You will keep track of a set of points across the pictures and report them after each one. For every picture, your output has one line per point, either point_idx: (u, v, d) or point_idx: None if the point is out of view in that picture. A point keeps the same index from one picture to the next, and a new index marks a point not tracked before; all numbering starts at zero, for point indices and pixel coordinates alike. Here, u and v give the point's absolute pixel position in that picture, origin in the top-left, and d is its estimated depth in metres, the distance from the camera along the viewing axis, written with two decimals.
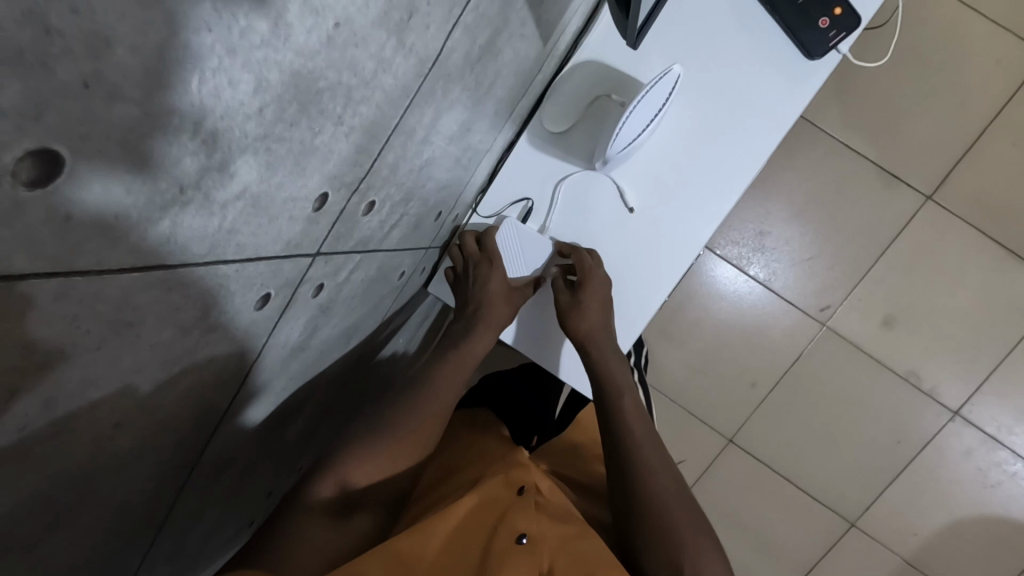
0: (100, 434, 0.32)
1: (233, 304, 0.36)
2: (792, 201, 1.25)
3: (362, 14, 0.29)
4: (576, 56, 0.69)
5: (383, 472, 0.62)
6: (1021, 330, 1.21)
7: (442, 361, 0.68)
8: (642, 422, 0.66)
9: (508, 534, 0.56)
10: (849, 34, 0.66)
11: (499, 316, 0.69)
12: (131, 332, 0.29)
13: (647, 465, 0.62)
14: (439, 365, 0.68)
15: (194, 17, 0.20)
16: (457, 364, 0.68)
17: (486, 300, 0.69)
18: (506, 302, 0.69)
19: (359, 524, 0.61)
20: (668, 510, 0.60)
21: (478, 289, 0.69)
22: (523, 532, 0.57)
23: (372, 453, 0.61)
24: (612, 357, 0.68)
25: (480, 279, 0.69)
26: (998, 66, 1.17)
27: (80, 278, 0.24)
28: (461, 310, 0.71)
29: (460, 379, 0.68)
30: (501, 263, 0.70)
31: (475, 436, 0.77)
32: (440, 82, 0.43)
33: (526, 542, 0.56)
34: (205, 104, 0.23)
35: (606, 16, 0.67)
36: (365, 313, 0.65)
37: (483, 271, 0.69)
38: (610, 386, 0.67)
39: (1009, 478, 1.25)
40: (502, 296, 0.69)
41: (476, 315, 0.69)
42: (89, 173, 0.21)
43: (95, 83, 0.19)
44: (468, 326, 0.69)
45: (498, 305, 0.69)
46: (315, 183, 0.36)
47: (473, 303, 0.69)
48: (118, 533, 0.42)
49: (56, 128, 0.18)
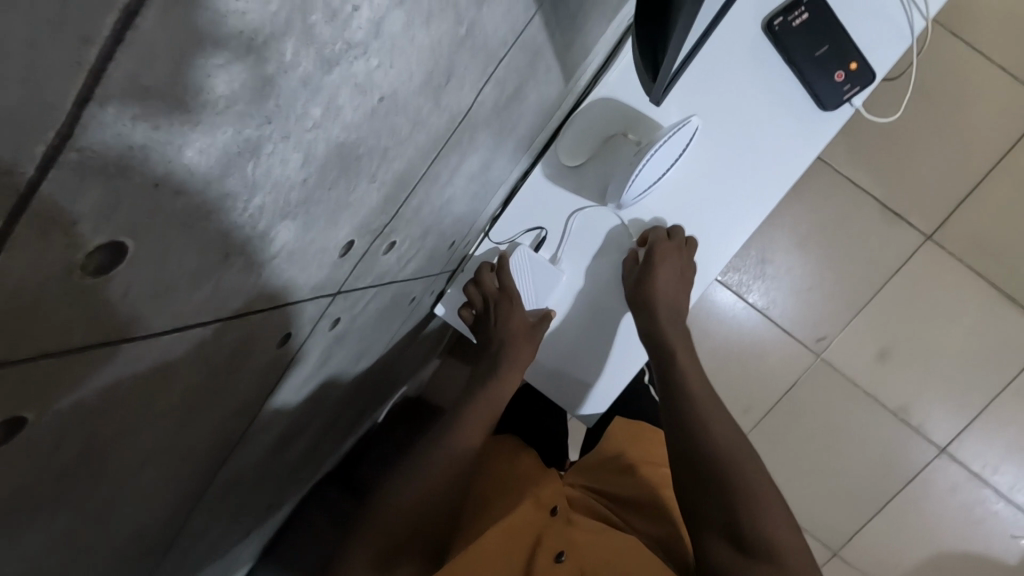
0: (126, 473, 0.33)
1: (259, 346, 0.37)
2: (795, 233, 1.27)
3: (405, 86, 0.30)
4: (595, 92, 0.70)
5: (424, 504, 0.65)
6: (1011, 372, 1.23)
7: (477, 394, 0.73)
8: (705, 388, 0.69)
9: (549, 551, 0.62)
10: (863, 89, 0.67)
11: (524, 355, 0.73)
12: (165, 382, 0.29)
13: (708, 433, 0.65)
14: (474, 399, 0.73)
15: (258, 115, 0.21)
16: (487, 402, 0.73)
17: (508, 340, 0.72)
18: (528, 341, 0.73)
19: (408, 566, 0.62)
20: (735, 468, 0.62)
21: (502, 332, 0.72)
22: (559, 550, 0.62)
23: (422, 481, 0.66)
24: (671, 330, 0.70)
25: (502, 318, 0.73)
26: (1006, 112, 1.19)
27: (129, 344, 0.24)
28: (485, 349, 0.75)
29: (494, 411, 0.73)
30: (519, 298, 0.73)
31: (510, 457, 0.82)
32: (467, 131, 0.44)
33: (562, 559, 0.61)
34: (257, 183, 0.24)
35: (627, 55, 0.68)
36: (378, 337, 0.67)
37: (506, 310, 0.72)
38: (672, 360, 0.70)
39: (991, 515, 1.27)
40: (525, 338, 0.73)
41: (503, 354, 0.72)
42: (148, 256, 0.21)
43: (165, 182, 0.20)
44: (493, 365, 0.74)
45: (522, 345, 0.72)
46: (345, 232, 0.36)
47: (496, 342, 0.73)
48: (129, 558, 0.43)
49: (123, 223, 0.19)
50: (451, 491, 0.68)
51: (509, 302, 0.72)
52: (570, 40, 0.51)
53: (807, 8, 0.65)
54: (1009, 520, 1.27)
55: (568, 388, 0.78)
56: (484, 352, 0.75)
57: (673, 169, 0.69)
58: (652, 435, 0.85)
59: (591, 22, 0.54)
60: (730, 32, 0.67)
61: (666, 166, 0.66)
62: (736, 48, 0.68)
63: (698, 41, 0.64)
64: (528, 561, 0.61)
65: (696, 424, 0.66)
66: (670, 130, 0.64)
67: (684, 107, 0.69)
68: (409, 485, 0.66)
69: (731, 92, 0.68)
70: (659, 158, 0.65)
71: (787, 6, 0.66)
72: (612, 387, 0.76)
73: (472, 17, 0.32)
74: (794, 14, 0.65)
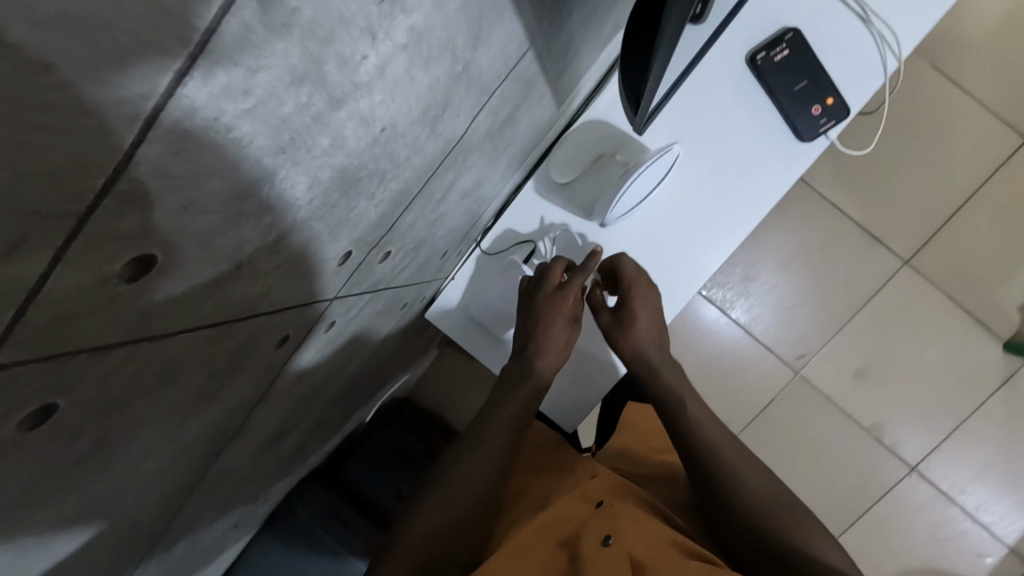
0: (133, 461, 0.35)
1: (258, 346, 0.40)
2: (779, 253, 1.31)
3: (404, 118, 0.33)
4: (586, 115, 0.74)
5: (458, 515, 0.62)
6: (980, 397, 1.28)
7: (496, 405, 0.68)
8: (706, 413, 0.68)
9: (594, 537, 0.57)
10: (838, 123, 0.71)
11: (554, 358, 0.69)
12: (174, 377, 0.32)
13: (724, 461, 0.64)
14: (495, 413, 0.67)
15: (273, 148, 0.24)
16: (524, 398, 0.67)
17: (545, 343, 0.68)
18: (561, 344, 0.69)
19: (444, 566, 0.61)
20: (749, 496, 0.62)
21: (540, 327, 0.68)
22: (607, 534, 0.57)
23: (455, 489, 0.63)
24: (663, 368, 0.71)
25: (543, 312, 0.68)
26: (982, 145, 1.24)
27: (148, 342, 0.27)
28: (517, 351, 0.70)
29: (519, 421, 0.67)
30: (569, 300, 0.68)
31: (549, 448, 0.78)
32: (462, 153, 0.47)
33: (610, 543, 0.55)
34: (267, 204, 0.27)
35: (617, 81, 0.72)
36: (385, 300, 0.62)
37: (550, 305, 0.68)
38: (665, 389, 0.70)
39: (958, 535, 1.30)
40: (560, 342, 0.69)
41: (534, 360, 0.68)
42: (170, 267, 0.24)
43: (192, 205, 0.23)
44: (523, 369, 0.68)
45: (554, 347, 0.68)
46: (344, 244, 0.39)
47: (531, 343, 0.68)
48: (124, 543, 0.45)
49: (153, 240, 0.22)
50: (482, 505, 0.64)
51: (561, 301, 0.68)
52: (562, 70, 0.55)
53: (788, 45, 0.69)
54: (976, 540, 1.30)
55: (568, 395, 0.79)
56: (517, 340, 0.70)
57: (656, 191, 0.73)
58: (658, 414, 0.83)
59: (582, 55, 0.57)
60: (715, 65, 0.72)
61: (649, 188, 0.69)
62: (719, 80, 0.72)
63: (684, 73, 0.68)
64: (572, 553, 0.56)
65: (706, 452, 0.65)
66: (654, 154, 0.68)
67: (669, 133, 0.73)
68: (431, 508, 0.62)
69: (714, 122, 0.72)
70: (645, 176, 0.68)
71: (770, 42, 0.70)
72: (591, 398, 0.79)
73: (468, 57, 0.35)
74: (776, 49, 0.69)
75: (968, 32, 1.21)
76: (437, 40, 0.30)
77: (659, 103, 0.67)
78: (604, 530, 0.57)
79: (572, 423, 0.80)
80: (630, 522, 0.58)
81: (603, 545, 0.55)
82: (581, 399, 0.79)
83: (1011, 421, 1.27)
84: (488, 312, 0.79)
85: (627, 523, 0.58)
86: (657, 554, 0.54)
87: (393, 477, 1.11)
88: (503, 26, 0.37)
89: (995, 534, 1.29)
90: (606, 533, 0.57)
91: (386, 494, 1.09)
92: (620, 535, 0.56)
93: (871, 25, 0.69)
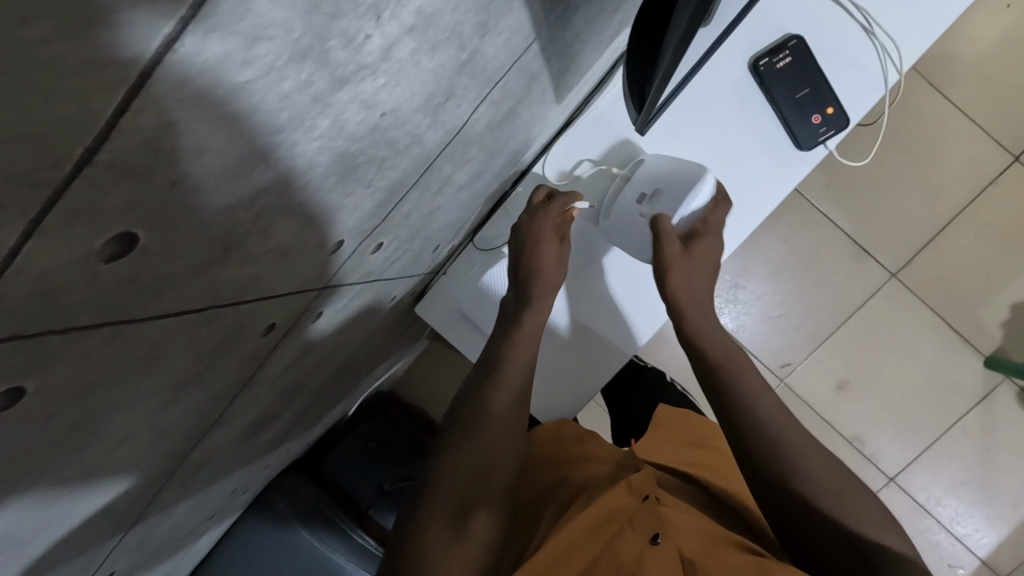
0: (107, 446, 0.34)
1: (245, 333, 0.38)
2: (769, 261, 1.32)
3: (407, 104, 0.32)
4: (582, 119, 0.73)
5: (480, 456, 0.59)
6: (958, 412, 1.29)
7: (502, 338, 0.66)
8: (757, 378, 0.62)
9: (642, 535, 0.54)
10: (836, 133, 0.71)
11: (550, 274, 0.68)
12: (155, 362, 0.31)
13: (779, 432, 0.57)
14: (487, 392, 0.62)
15: (267, 129, 0.23)
16: (526, 338, 0.66)
17: (536, 265, 0.68)
18: (554, 259, 0.68)
19: (481, 527, 0.56)
20: (804, 470, 0.55)
21: (527, 250, 0.68)
22: (655, 532, 0.54)
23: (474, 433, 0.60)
24: (706, 325, 0.66)
25: (525, 235, 0.68)
26: (972, 163, 1.25)
27: (128, 325, 0.26)
28: (513, 284, 0.70)
29: (516, 401, 0.63)
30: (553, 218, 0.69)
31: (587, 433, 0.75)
32: (461, 145, 0.46)
33: (660, 541, 0.52)
34: (261, 186, 0.26)
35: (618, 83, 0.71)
36: (377, 287, 0.61)
37: (532, 228, 0.68)
38: (709, 349, 0.64)
39: (932, 546, 1.31)
40: (553, 260, 0.69)
41: (528, 285, 0.68)
42: (156, 247, 0.23)
43: (182, 182, 0.22)
44: (520, 296, 0.68)
45: (548, 264, 0.68)
46: (338, 231, 0.38)
47: (522, 269, 0.68)
48: (93, 530, 0.44)
49: (141, 218, 0.21)
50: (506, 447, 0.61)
51: (541, 223, 0.68)
52: (566, 67, 0.54)
53: (791, 53, 0.69)
54: (949, 552, 1.30)
55: (576, 382, 0.80)
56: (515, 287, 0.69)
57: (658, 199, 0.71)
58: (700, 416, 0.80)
59: (586, 54, 0.57)
60: (717, 70, 0.71)
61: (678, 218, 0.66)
62: (720, 86, 0.71)
63: (691, 72, 0.68)
64: (619, 544, 0.54)
65: (756, 417, 0.58)
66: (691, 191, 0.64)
67: (669, 136, 0.72)
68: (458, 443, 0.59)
69: (712, 127, 0.72)
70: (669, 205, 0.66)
71: (772, 49, 0.69)
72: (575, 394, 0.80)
73: (474, 45, 0.34)
74: (778, 56, 0.69)
75: (963, 50, 1.23)
76: (444, 25, 0.29)
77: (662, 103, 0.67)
78: (652, 526, 0.55)
79: (578, 409, 0.81)
80: (675, 513, 0.55)
81: (651, 544, 0.52)
82: (589, 384, 0.80)
83: (987, 436, 1.29)
84: (480, 308, 0.78)
85: (673, 514, 0.55)
86: (711, 550, 0.51)
87: (372, 473, 1.11)
88: (511, 15, 0.36)
89: (968, 547, 1.30)
90: (653, 529, 0.54)
91: (367, 490, 1.10)
92: (667, 529, 0.53)
93: (874, 35, 0.68)
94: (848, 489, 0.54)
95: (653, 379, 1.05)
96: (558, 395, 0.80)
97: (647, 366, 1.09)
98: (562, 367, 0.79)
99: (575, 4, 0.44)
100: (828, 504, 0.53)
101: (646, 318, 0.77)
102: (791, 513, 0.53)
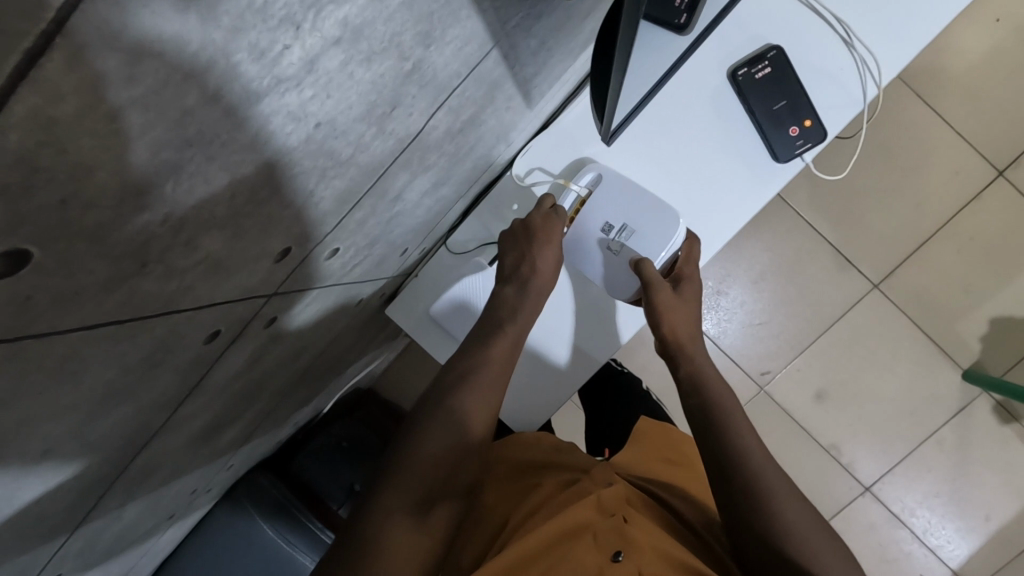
0: (30, 458, 0.33)
1: (183, 342, 0.37)
2: (752, 268, 1.31)
3: (345, 115, 0.31)
4: (547, 134, 0.74)
5: (447, 453, 0.58)
6: (936, 424, 1.29)
7: (491, 329, 0.66)
8: (750, 424, 0.62)
9: (602, 551, 0.53)
10: (814, 146, 0.70)
11: (545, 276, 0.68)
12: (74, 376, 0.30)
13: (759, 461, 0.58)
14: (465, 388, 0.61)
15: (170, 142, 0.23)
16: (512, 334, 0.66)
17: (539, 262, 0.67)
18: (553, 263, 0.68)
19: (439, 518, 0.55)
20: (776, 505, 0.55)
21: (539, 243, 0.67)
22: (618, 549, 0.53)
23: (443, 426, 0.59)
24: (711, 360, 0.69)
25: (540, 229, 0.68)
26: (956, 176, 1.24)
27: (32, 340, 0.24)
28: (507, 275, 0.69)
29: (493, 403, 0.62)
30: (559, 222, 0.69)
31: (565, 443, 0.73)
32: (418, 153, 0.45)
33: (621, 560, 0.52)
34: (177, 200, 0.25)
35: (582, 103, 0.72)
36: (342, 289, 0.60)
37: (549, 226, 0.68)
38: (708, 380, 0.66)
39: (905, 556, 1.31)
40: (552, 265, 0.68)
41: (528, 282, 0.67)
42: (51, 264, 0.22)
43: (74, 199, 0.20)
44: (521, 292, 0.67)
45: (546, 266, 0.68)
46: (281, 240, 0.37)
47: (526, 261, 0.68)
48: (29, 538, 0.42)
49: (30, 235, 0.20)
50: (476, 441, 0.60)
51: (554, 225, 0.69)
52: (532, 75, 0.53)
53: (770, 63, 0.68)
54: (921, 561, 1.30)
55: (551, 385, 0.79)
56: (505, 277, 0.69)
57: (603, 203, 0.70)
58: (681, 437, 0.76)
59: (555, 61, 0.56)
60: (695, 79, 0.70)
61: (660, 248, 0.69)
62: (697, 95, 0.71)
63: (653, 90, 0.68)
64: (578, 558, 0.52)
65: (744, 447, 0.59)
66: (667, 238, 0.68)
67: (639, 150, 0.72)
68: (430, 429, 0.59)
69: (686, 137, 0.71)
70: (637, 242, 0.70)
71: (752, 59, 0.69)
72: (546, 401, 0.79)
73: (419, 55, 0.34)
74: (758, 66, 0.68)
75: (951, 62, 1.22)
76: (378, 35, 0.29)
77: (617, 127, 0.67)
78: (614, 542, 0.54)
79: (554, 409, 0.79)
80: (642, 533, 0.55)
81: (612, 562, 0.51)
82: (562, 388, 0.78)
83: (963, 448, 1.29)
84: (450, 313, 0.76)
85: (638, 535, 0.55)
86: None
87: (343, 472, 1.10)
88: (459, 24, 0.35)
89: (940, 557, 1.30)
90: (615, 546, 0.53)
91: (338, 489, 1.09)
92: (630, 549, 0.53)
93: (853, 49, 0.68)
94: (819, 539, 0.54)
95: (628, 384, 1.05)
96: (533, 396, 0.79)
97: (625, 371, 1.09)
98: (539, 380, 0.79)
99: (534, 11, 0.43)
100: (793, 540, 0.53)
101: (613, 329, 0.77)
102: (759, 544, 0.54)
